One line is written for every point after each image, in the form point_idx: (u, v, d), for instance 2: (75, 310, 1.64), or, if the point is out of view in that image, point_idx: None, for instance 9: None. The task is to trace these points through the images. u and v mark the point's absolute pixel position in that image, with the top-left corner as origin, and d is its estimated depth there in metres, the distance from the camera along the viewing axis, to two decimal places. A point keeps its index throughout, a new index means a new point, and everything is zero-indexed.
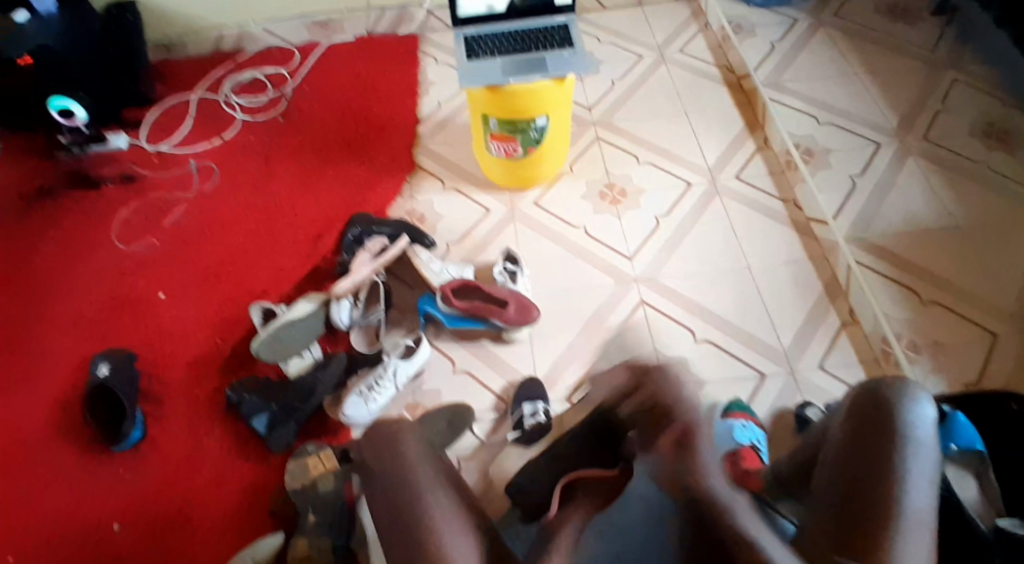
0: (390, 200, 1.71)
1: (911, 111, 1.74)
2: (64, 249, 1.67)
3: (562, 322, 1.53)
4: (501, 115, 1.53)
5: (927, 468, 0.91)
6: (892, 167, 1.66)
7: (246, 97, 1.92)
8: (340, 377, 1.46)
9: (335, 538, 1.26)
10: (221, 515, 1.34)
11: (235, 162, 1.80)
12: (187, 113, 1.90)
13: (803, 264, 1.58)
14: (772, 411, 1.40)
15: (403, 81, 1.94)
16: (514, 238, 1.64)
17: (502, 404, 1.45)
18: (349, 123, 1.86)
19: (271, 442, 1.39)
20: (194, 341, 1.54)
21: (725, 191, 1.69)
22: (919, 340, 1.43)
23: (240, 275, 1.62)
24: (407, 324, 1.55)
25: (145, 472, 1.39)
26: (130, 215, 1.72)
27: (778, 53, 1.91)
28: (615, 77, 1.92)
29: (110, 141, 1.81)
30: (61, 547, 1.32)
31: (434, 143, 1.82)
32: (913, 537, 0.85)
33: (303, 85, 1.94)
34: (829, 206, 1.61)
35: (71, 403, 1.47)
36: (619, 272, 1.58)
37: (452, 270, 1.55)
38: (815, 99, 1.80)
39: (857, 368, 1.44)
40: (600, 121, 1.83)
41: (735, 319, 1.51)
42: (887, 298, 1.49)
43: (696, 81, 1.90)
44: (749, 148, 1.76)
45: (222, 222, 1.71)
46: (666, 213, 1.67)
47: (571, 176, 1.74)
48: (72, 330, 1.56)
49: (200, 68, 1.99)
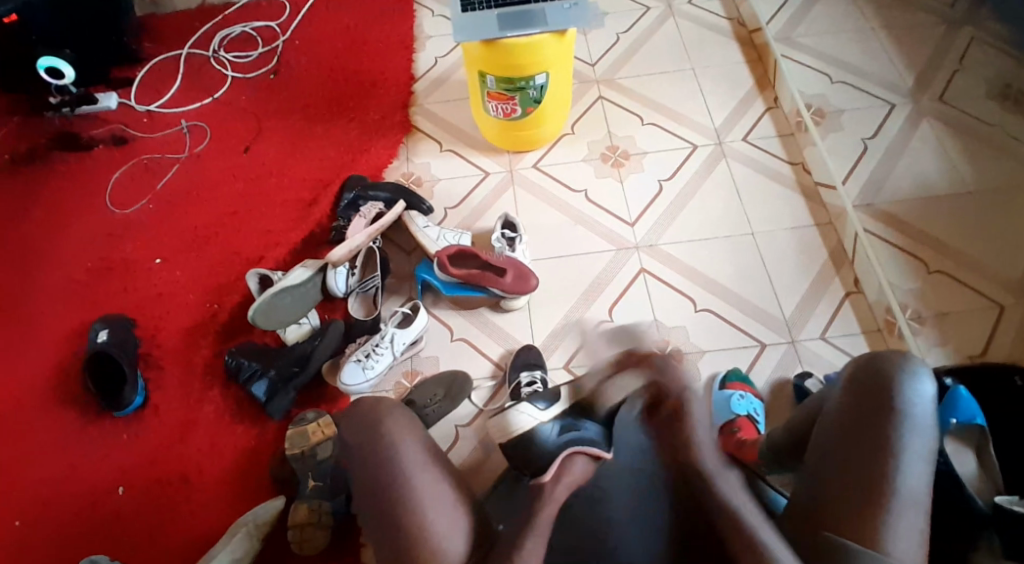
0: (386, 162, 1.68)
1: (927, 70, 1.65)
2: (55, 213, 1.65)
3: (561, 290, 1.50)
4: (498, 74, 1.47)
5: (923, 445, 0.85)
6: (905, 130, 1.60)
7: (236, 53, 1.87)
8: (338, 345, 1.45)
9: (335, 504, 1.29)
10: (217, 482, 1.35)
11: (227, 121, 1.76)
12: (176, 71, 1.85)
13: (808, 231, 1.54)
14: (770, 382, 1.38)
15: (398, 35, 1.87)
16: (513, 202, 1.61)
17: (499, 372, 1.44)
18: (343, 79, 1.81)
19: (269, 408, 1.39)
20: (188, 307, 1.54)
21: (731, 154, 1.64)
22: (923, 310, 1.40)
23: (234, 240, 1.60)
24: (405, 291, 1.54)
25: (142, 439, 1.40)
26: (123, 178, 1.70)
27: (790, 6, 1.82)
28: (620, 31, 1.84)
29: (99, 101, 1.78)
30: (62, 514, 1.34)
31: (430, 102, 1.77)
32: (904, 516, 0.81)
33: (295, 39, 1.88)
34: (838, 170, 1.56)
35: (68, 370, 1.48)
36: (619, 238, 1.55)
37: (448, 236, 1.52)
38: (827, 57, 1.73)
39: (859, 338, 1.41)
40: (604, 79, 1.77)
41: (737, 289, 1.48)
42: (892, 267, 1.44)
43: (703, 35, 1.82)
44: (758, 109, 1.71)
45: (214, 184, 1.68)
46: (670, 177, 1.62)
47: (572, 136, 1.69)
48: (66, 296, 1.55)
49: (189, 22, 1.93)
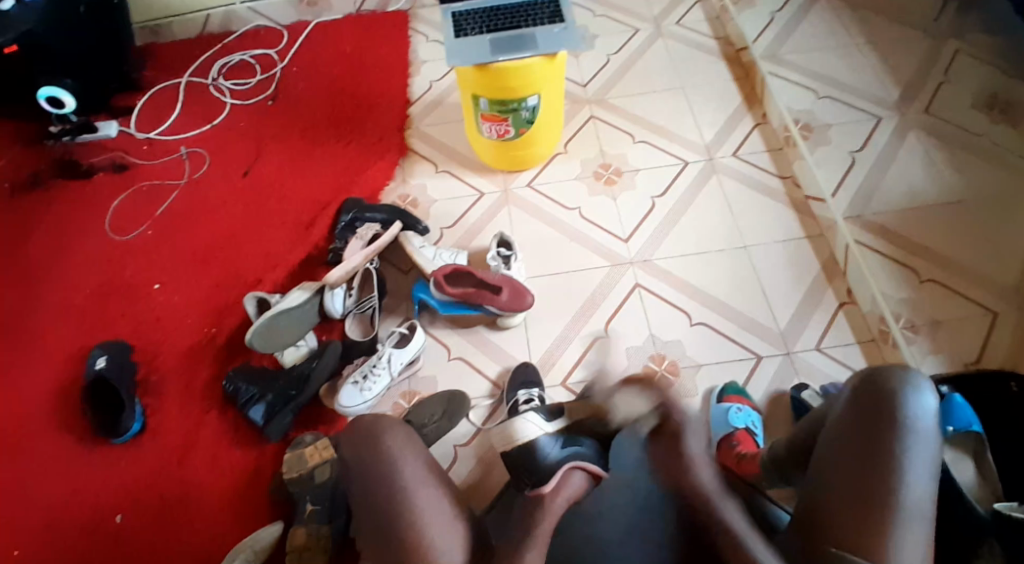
0: (382, 184, 1.70)
1: (915, 82, 1.67)
2: (54, 240, 1.67)
3: (557, 307, 1.51)
4: (491, 95, 1.50)
5: (926, 459, 0.85)
6: (892, 144, 1.62)
7: (233, 80, 1.90)
8: (335, 366, 1.46)
9: (335, 526, 1.29)
10: (217, 505, 1.35)
11: (224, 147, 1.79)
12: (175, 98, 1.88)
13: (801, 243, 1.55)
14: (768, 394, 1.39)
15: (393, 60, 1.91)
16: (507, 221, 1.62)
17: (497, 390, 1.44)
18: (340, 104, 1.83)
19: (267, 430, 1.39)
20: (186, 330, 1.54)
21: (723, 169, 1.66)
22: (916, 320, 1.41)
23: (232, 264, 1.62)
24: (402, 311, 1.55)
25: (142, 462, 1.40)
26: (121, 204, 1.71)
27: (777, 25, 1.86)
28: (611, 52, 1.87)
29: (99, 130, 1.80)
30: (60, 540, 1.33)
31: (425, 125, 1.80)
32: (908, 530, 0.82)
33: (291, 66, 1.91)
34: (828, 183, 1.58)
35: (67, 395, 1.48)
36: (614, 255, 1.56)
37: (444, 256, 1.53)
38: (815, 73, 1.76)
39: (853, 348, 1.42)
40: (596, 99, 1.80)
41: (731, 302, 1.49)
42: (885, 278, 1.46)
43: (692, 54, 1.86)
44: (747, 125, 1.73)
45: (212, 209, 1.69)
46: (663, 192, 1.64)
47: (565, 155, 1.71)
48: (65, 322, 1.56)
49: (187, 51, 1.97)
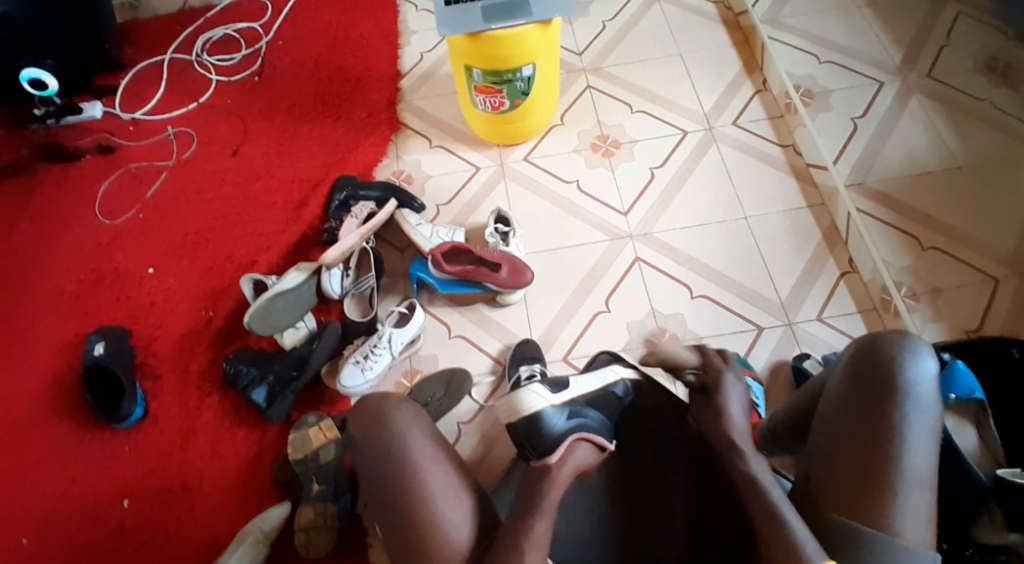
0: (376, 160, 1.67)
1: (916, 43, 1.62)
2: (44, 226, 1.64)
3: (557, 282, 1.50)
4: (485, 67, 1.46)
5: (926, 424, 0.85)
6: (894, 109, 1.60)
7: (218, 56, 1.85)
8: (335, 347, 1.44)
9: (340, 505, 1.30)
10: (222, 489, 1.35)
11: (212, 126, 1.75)
12: (159, 76, 1.84)
13: (801, 212, 1.54)
14: (768, 364, 1.39)
15: (382, 31, 1.86)
16: (504, 196, 1.60)
17: (499, 367, 1.44)
18: (329, 79, 1.79)
19: (270, 412, 1.39)
20: (183, 315, 1.53)
21: (722, 138, 1.64)
22: (917, 288, 1.41)
23: (226, 246, 1.59)
24: (400, 290, 1.54)
25: (144, 449, 1.40)
26: (110, 187, 1.68)
27: None
28: (605, 18, 1.83)
29: (83, 111, 1.76)
30: (66, 528, 1.33)
31: (417, 98, 1.76)
32: (910, 497, 0.82)
33: (277, 39, 1.87)
34: (829, 150, 1.56)
35: (65, 383, 1.47)
36: (613, 228, 1.54)
37: (441, 233, 1.51)
38: (814, 37, 1.72)
39: (855, 317, 1.42)
40: (592, 68, 1.76)
41: (733, 274, 1.48)
42: (884, 245, 1.45)
43: (689, 19, 1.81)
44: (746, 92, 1.70)
45: (203, 190, 1.67)
46: (662, 163, 1.62)
47: (562, 127, 1.68)
48: (59, 309, 1.54)
49: (170, 26, 1.91)
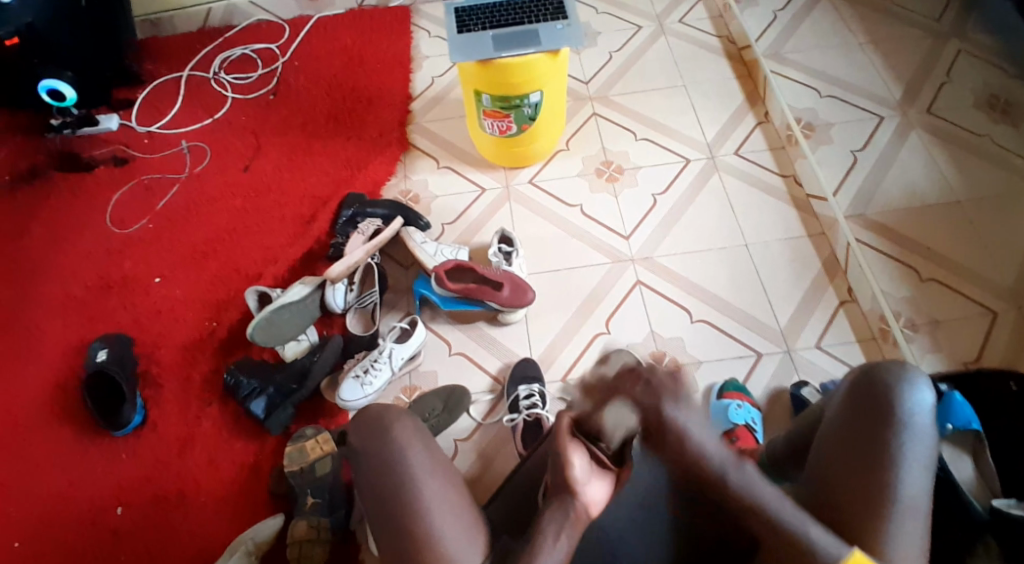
0: (383, 179, 1.70)
1: (915, 84, 1.69)
2: (55, 232, 1.67)
3: (559, 302, 1.52)
4: (494, 92, 1.50)
5: (921, 455, 0.85)
6: (893, 144, 1.63)
7: (235, 74, 1.90)
8: (336, 360, 1.46)
9: (335, 519, 1.29)
10: (216, 498, 1.35)
11: (226, 140, 1.79)
12: (176, 92, 1.88)
13: (801, 241, 1.56)
14: (767, 391, 1.39)
15: (396, 54, 1.91)
16: (509, 217, 1.63)
17: (498, 385, 1.44)
18: (342, 99, 1.83)
19: (268, 424, 1.39)
20: (187, 324, 1.54)
21: (725, 166, 1.67)
22: (916, 318, 1.42)
23: (234, 258, 1.62)
24: (402, 306, 1.55)
25: (142, 455, 1.40)
26: (123, 197, 1.71)
27: (778, 24, 1.86)
28: (613, 49, 1.87)
29: (100, 123, 1.81)
30: (59, 532, 1.33)
31: (427, 121, 1.80)
32: (903, 525, 0.82)
33: (292, 61, 1.92)
34: (829, 182, 1.58)
35: (67, 388, 1.48)
36: (616, 252, 1.57)
37: (446, 251, 1.53)
38: (816, 72, 1.77)
39: (853, 346, 1.42)
40: (598, 96, 1.80)
41: (733, 299, 1.49)
42: (884, 275, 1.46)
43: (694, 53, 1.86)
44: (748, 123, 1.73)
45: (213, 203, 1.69)
46: (664, 190, 1.64)
47: (567, 152, 1.72)
48: (65, 314, 1.56)
49: (190, 44, 1.97)
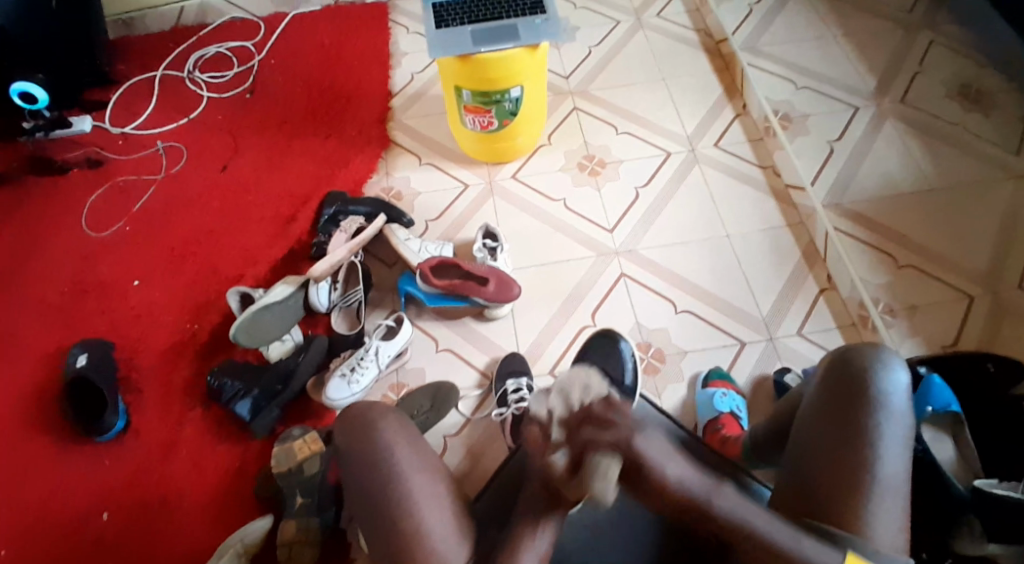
0: (365, 177, 1.69)
1: (888, 74, 1.72)
2: (29, 237, 1.64)
3: (544, 297, 1.52)
4: (475, 87, 1.50)
5: (898, 434, 0.87)
6: (868, 133, 1.66)
7: (210, 73, 1.87)
8: (322, 360, 1.45)
9: (323, 518, 1.27)
10: (202, 502, 1.34)
11: (203, 140, 1.76)
12: (151, 92, 1.86)
13: (780, 231, 1.58)
14: (750, 379, 1.41)
15: (374, 51, 1.90)
16: (492, 213, 1.63)
17: (485, 381, 1.45)
18: (321, 97, 1.82)
19: (254, 425, 1.38)
20: (168, 327, 1.52)
21: (704, 159, 1.68)
22: (894, 304, 1.44)
23: (214, 260, 1.60)
24: (388, 304, 1.55)
25: (124, 461, 1.38)
26: (98, 200, 1.69)
27: (754, 16, 1.89)
28: (592, 44, 1.88)
29: (72, 125, 1.77)
30: (42, 542, 1.31)
31: (407, 117, 1.79)
32: (882, 503, 0.83)
33: (269, 59, 1.90)
34: (807, 172, 1.61)
35: (46, 395, 1.45)
36: (599, 245, 1.57)
37: (430, 248, 1.53)
38: (792, 64, 1.80)
39: (834, 333, 1.45)
40: (578, 91, 1.81)
41: (716, 289, 1.51)
42: (861, 263, 1.49)
43: (672, 47, 1.87)
44: (727, 116, 1.75)
45: (192, 204, 1.67)
46: (646, 183, 1.65)
47: (549, 147, 1.72)
48: (41, 320, 1.53)
49: (163, 44, 1.94)
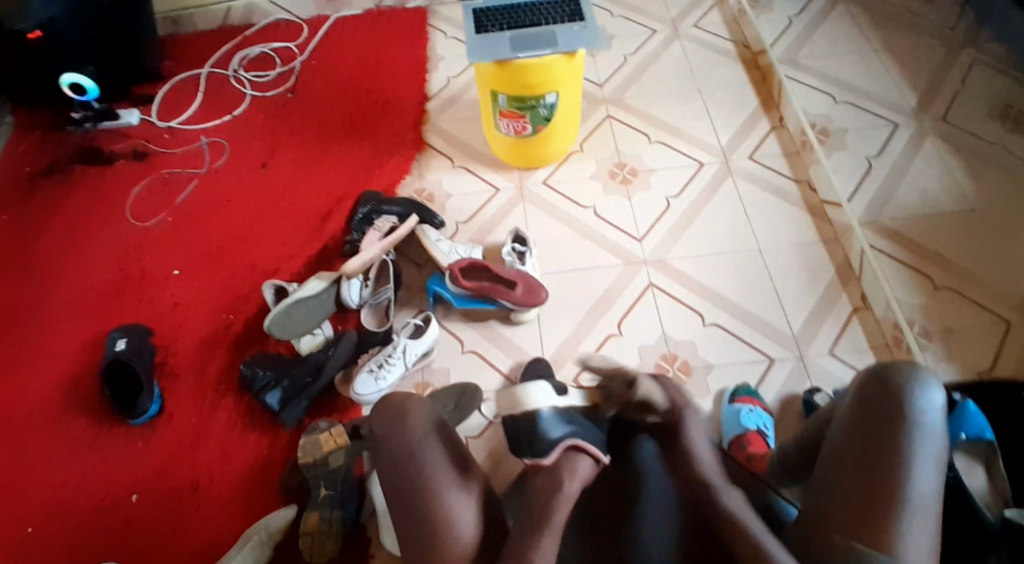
0: (399, 179, 1.71)
1: (929, 91, 1.70)
2: (74, 225, 1.69)
3: (571, 304, 1.52)
4: (510, 92, 1.51)
5: (934, 453, 0.84)
6: (907, 152, 1.64)
7: (254, 72, 1.92)
8: (350, 355, 1.46)
9: (345, 511, 1.29)
10: (229, 491, 1.36)
11: (244, 137, 1.81)
12: (196, 88, 1.91)
13: (814, 247, 1.56)
14: (779, 396, 1.39)
15: (413, 55, 1.93)
16: (522, 217, 1.64)
17: (509, 384, 1.45)
18: (359, 99, 1.85)
19: (283, 416, 1.41)
20: (203, 317, 1.56)
21: (738, 171, 1.68)
22: (930, 326, 1.42)
23: (250, 254, 1.63)
24: (416, 304, 1.56)
25: (156, 446, 1.42)
26: (141, 191, 1.74)
27: (793, 30, 1.88)
28: (628, 53, 1.89)
29: (121, 117, 1.83)
30: (75, 520, 1.35)
31: (443, 121, 1.81)
32: (914, 524, 0.81)
33: (311, 60, 1.94)
34: (843, 189, 1.59)
35: (83, 378, 1.50)
36: (628, 253, 1.58)
37: (460, 250, 1.54)
38: (830, 78, 1.78)
39: (866, 353, 1.43)
40: (613, 99, 1.81)
41: (747, 303, 1.50)
42: (897, 281, 1.47)
43: (708, 58, 1.87)
44: (762, 128, 1.74)
45: (230, 199, 1.71)
46: (678, 193, 1.65)
47: (582, 154, 1.73)
48: (82, 305, 1.58)
49: (210, 42, 2.00)
